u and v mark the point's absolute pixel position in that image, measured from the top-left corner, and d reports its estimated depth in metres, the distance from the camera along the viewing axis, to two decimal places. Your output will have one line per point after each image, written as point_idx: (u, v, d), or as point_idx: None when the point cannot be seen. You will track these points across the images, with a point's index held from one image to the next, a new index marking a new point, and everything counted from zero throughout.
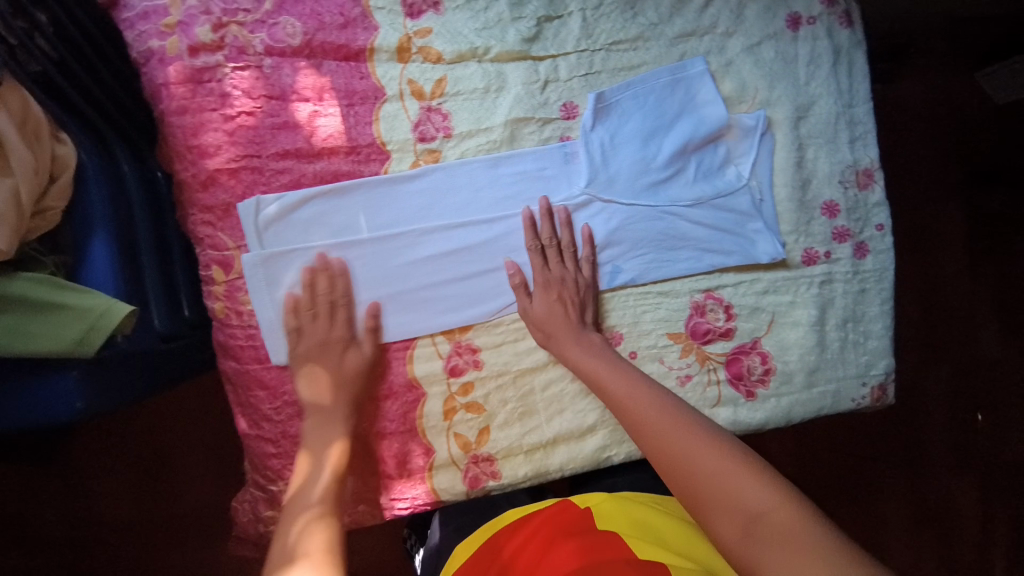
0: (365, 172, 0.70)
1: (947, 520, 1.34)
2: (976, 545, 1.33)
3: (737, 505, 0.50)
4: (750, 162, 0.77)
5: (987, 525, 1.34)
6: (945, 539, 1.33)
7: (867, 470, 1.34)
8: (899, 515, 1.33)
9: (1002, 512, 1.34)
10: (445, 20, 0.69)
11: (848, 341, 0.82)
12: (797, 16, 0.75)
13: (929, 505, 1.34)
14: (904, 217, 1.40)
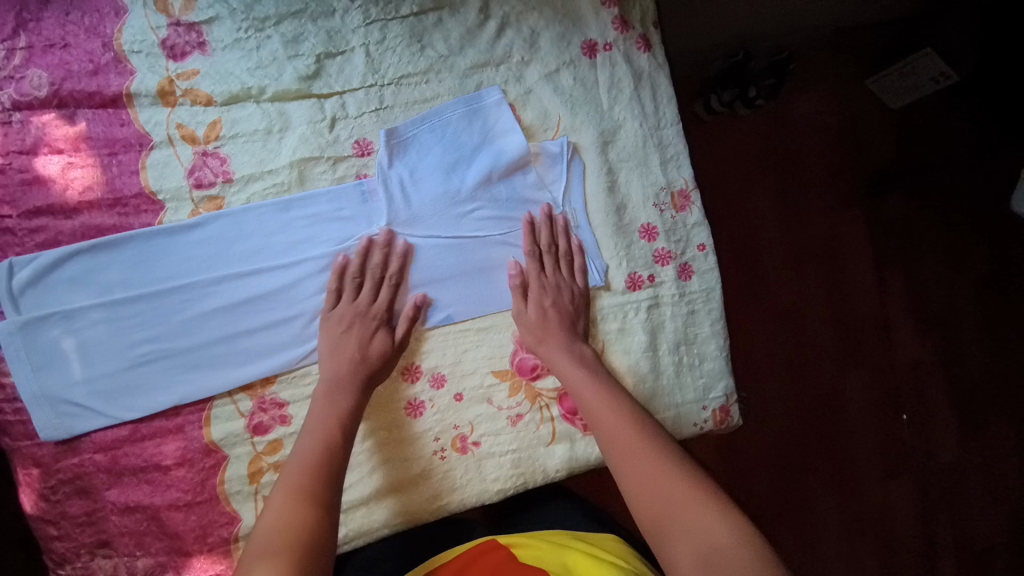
0: (134, 224, 0.65)
1: (884, 526, 1.36)
2: (916, 546, 1.36)
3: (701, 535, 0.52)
4: (562, 188, 0.75)
5: (925, 526, 1.37)
6: (868, 543, 1.34)
7: (800, 484, 1.34)
8: (834, 526, 1.34)
9: (940, 511, 1.38)
10: (213, 61, 0.66)
11: (683, 364, 0.79)
12: (593, 42, 0.75)
13: (863, 514, 1.35)
14: (805, 228, 1.46)
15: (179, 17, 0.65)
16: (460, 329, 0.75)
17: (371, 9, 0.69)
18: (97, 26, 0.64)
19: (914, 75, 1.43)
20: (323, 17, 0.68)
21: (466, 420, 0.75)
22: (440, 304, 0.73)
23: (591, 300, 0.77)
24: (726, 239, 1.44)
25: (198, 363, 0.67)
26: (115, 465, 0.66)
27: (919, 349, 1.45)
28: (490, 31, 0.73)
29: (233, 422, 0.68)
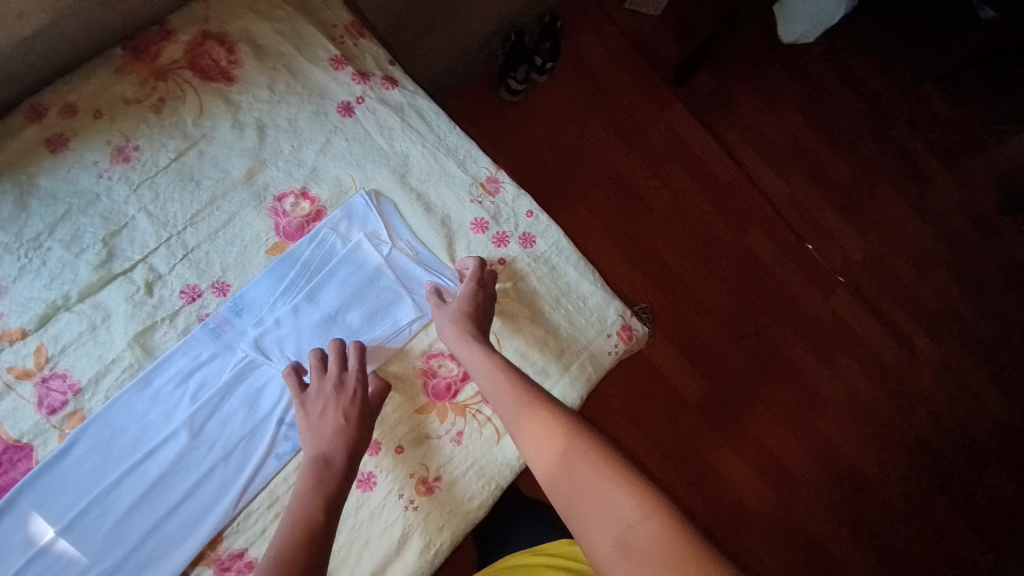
0: (15, 476, 0.65)
1: (846, 336, 1.72)
2: (871, 327, 1.73)
3: (615, 518, 0.54)
4: (383, 233, 0.81)
5: (872, 306, 1.75)
6: (838, 351, 1.70)
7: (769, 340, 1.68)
8: (807, 359, 1.69)
9: (871, 291, 1.77)
10: (10, 296, 0.67)
11: (570, 313, 0.87)
12: (346, 102, 0.82)
13: (827, 336, 1.71)
14: (656, 139, 1.77)
15: None
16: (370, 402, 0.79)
17: (131, 175, 0.73)
18: None
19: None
20: (91, 205, 0.71)
21: (418, 464, 0.79)
22: None
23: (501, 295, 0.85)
24: (597, 189, 1.70)
25: (142, 562, 0.66)
26: None
27: (788, 185, 1.81)
28: (252, 138, 0.78)
29: None
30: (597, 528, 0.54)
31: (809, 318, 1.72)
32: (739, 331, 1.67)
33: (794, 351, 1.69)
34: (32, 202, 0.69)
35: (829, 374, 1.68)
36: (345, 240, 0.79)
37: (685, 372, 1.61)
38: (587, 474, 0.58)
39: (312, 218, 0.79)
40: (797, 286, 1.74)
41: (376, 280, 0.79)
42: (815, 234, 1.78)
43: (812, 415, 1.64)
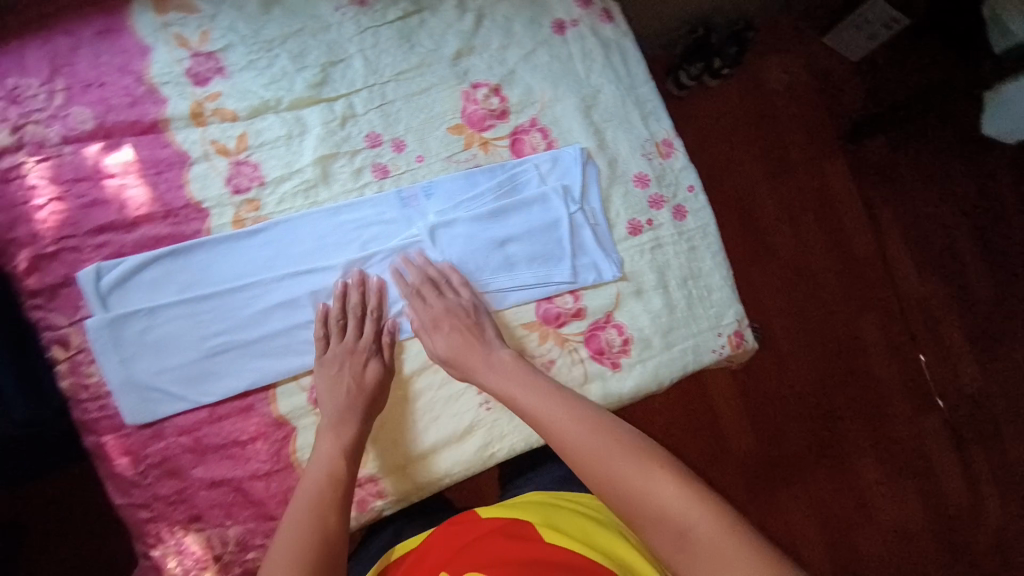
0: (187, 231, 0.73)
1: (918, 462, 1.59)
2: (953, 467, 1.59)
3: (670, 523, 0.56)
4: (578, 184, 0.83)
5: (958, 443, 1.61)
6: (903, 477, 1.57)
7: (838, 431, 1.58)
8: (872, 466, 1.57)
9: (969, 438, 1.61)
10: (232, 82, 0.75)
11: (693, 297, 0.86)
12: (561, 21, 0.84)
13: (902, 454, 1.58)
14: (806, 187, 1.69)
15: (197, 48, 0.74)
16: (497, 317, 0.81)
17: (362, 19, 0.79)
18: (127, 64, 0.72)
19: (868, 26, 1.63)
20: (321, 32, 0.78)
21: None
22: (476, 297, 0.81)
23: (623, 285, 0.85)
24: (729, 209, 1.64)
25: (262, 351, 0.74)
26: (199, 445, 0.72)
27: (924, 287, 1.69)
28: (470, 23, 0.82)
29: (296, 397, 0.75)
30: (656, 532, 0.57)
31: (889, 426, 1.60)
32: (812, 409, 1.58)
33: (861, 453, 1.57)
34: (277, 11, 0.77)
35: (885, 489, 1.56)
36: (541, 181, 0.83)
37: (741, 425, 1.53)
38: (637, 485, 0.58)
39: (496, 115, 0.82)
40: (890, 388, 1.62)
41: (553, 229, 0.83)
42: (931, 346, 1.66)
43: (855, 523, 1.53)
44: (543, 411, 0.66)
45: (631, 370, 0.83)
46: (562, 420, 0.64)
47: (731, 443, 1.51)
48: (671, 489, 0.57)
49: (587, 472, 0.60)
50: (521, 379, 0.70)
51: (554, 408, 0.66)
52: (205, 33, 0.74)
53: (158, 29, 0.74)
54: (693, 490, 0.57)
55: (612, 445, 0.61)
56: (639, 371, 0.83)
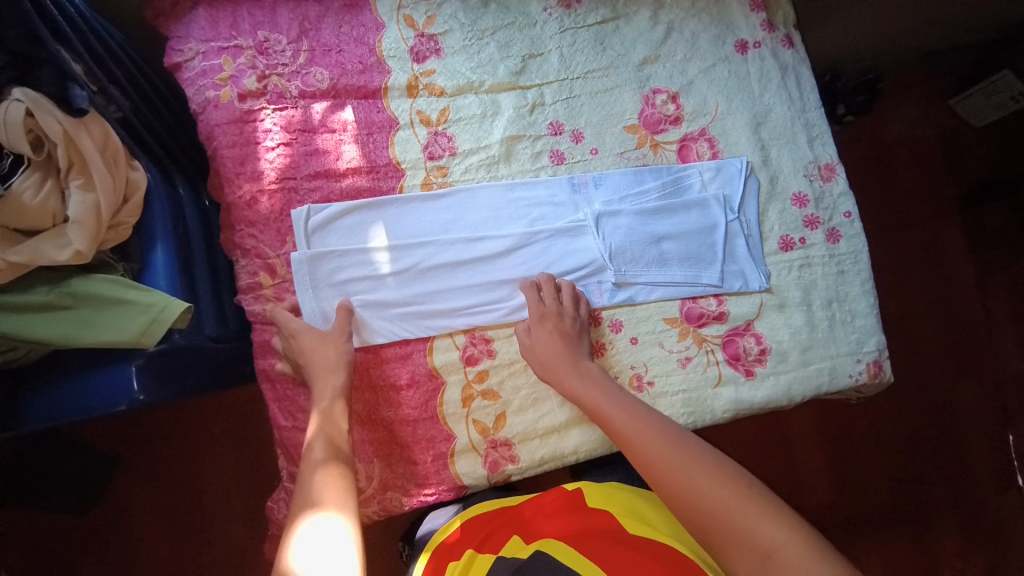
0: (383, 187, 0.81)
1: (1007, 550, 1.49)
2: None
3: (751, 544, 0.55)
4: (737, 194, 0.86)
5: None
6: (984, 560, 1.48)
7: (922, 500, 1.50)
8: (953, 543, 1.49)
9: None
10: (445, 62, 0.83)
11: (835, 320, 0.87)
12: (744, 41, 0.89)
13: (989, 537, 1.49)
14: (914, 245, 1.66)
15: (422, 30, 0.83)
16: (641, 310, 0.85)
17: (565, 20, 0.86)
18: (362, 37, 0.82)
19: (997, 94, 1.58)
20: (527, 27, 0.86)
21: (640, 362, 0.84)
22: (625, 287, 0.84)
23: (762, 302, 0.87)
24: None
25: (428, 306, 0.80)
26: (362, 381, 0.78)
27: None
28: (659, 34, 0.88)
29: (450, 353, 0.80)
30: (735, 553, 0.55)
31: (974, 504, 1.52)
32: (897, 474, 1.51)
33: (942, 526, 1.49)
34: (493, 6, 0.86)
35: (965, 570, 1.48)
36: (701, 187, 0.87)
37: (819, 476, 1.49)
38: (713, 503, 0.58)
39: (671, 120, 0.87)
40: (983, 465, 1.54)
41: (707, 233, 0.86)
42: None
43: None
44: (626, 424, 0.69)
45: (765, 380, 0.85)
46: (643, 436, 0.66)
47: (807, 492, 1.47)
48: (753, 512, 0.56)
49: (663, 487, 0.62)
50: (605, 392, 0.73)
51: (635, 422, 0.68)
52: (431, 18, 0.84)
53: (393, 9, 0.83)
54: (775, 515, 0.55)
55: (691, 463, 0.62)
56: (772, 382, 0.84)
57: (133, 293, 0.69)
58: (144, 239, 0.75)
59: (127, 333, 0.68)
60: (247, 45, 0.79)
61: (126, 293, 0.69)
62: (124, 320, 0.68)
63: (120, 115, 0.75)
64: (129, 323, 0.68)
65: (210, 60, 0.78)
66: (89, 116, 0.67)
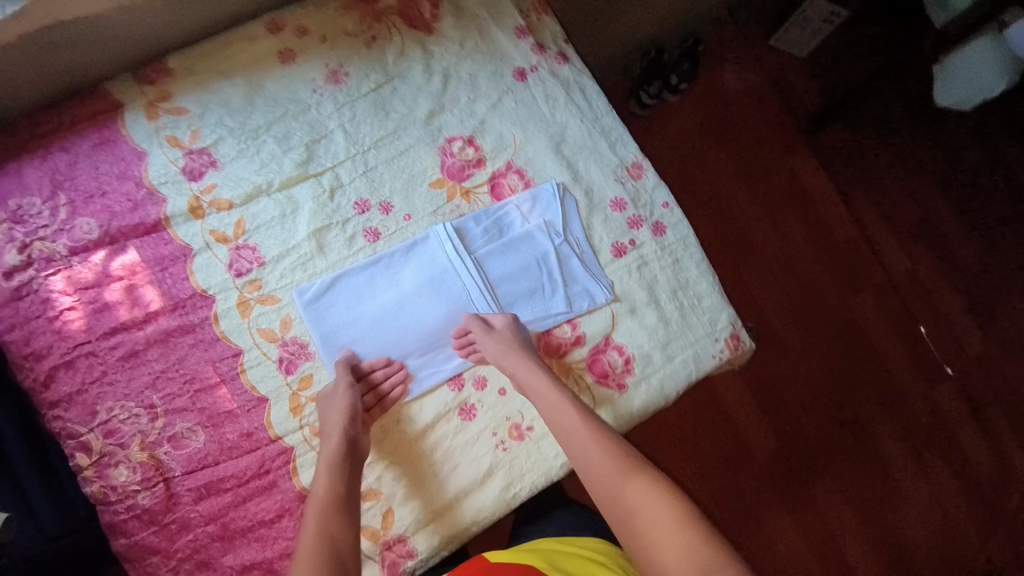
0: (194, 319, 0.76)
1: (939, 431, 1.58)
2: (970, 432, 1.59)
3: (672, 544, 0.60)
4: (558, 218, 0.87)
5: (976, 411, 1.60)
6: (926, 447, 1.56)
7: (853, 412, 1.57)
8: (892, 446, 1.55)
9: (983, 404, 1.61)
10: (225, 172, 0.79)
11: (685, 308, 0.89)
12: (522, 69, 0.90)
13: (921, 427, 1.58)
14: (778, 186, 1.72)
15: (190, 146, 0.79)
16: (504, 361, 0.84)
17: (339, 95, 0.84)
18: (125, 171, 0.77)
19: (811, 22, 1.69)
20: (302, 113, 0.83)
21: (515, 410, 0.83)
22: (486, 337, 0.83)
23: (614, 313, 0.87)
24: (705, 211, 1.68)
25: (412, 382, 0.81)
26: (226, 530, 0.72)
27: (913, 261, 1.70)
28: (438, 83, 0.87)
29: (317, 466, 0.76)
30: (654, 545, 0.61)
31: (901, 401, 1.59)
32: (824, 399, 1.57)
33: (880, 436, 1.56)
34: (259, 100, 0.82)
35: (912, 466, 1.55)
36: (522, 221, 0.86)
37: (754, 420, 1.52)
38: (648, 504, 0.64)
39: (474, 163, 0.87)
40: (900, 366, 1.62)
41: (543, 264, 0.85)
42: (928, 317, 1.66)
43: (880, 503, 1.51)
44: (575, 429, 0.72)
45: (637, 386, 0.85)
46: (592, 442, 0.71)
47: (750, 445, 1.50)
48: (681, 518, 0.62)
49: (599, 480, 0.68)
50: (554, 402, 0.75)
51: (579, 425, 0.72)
52: (196, 131, 0.79)
53: (152, 133, 0.78)
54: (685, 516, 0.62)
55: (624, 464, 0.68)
56: (645, 387, 0.85)
57: None
58: None
59: None
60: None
61: None
62: None
63: None
64: None
65: None
66: None
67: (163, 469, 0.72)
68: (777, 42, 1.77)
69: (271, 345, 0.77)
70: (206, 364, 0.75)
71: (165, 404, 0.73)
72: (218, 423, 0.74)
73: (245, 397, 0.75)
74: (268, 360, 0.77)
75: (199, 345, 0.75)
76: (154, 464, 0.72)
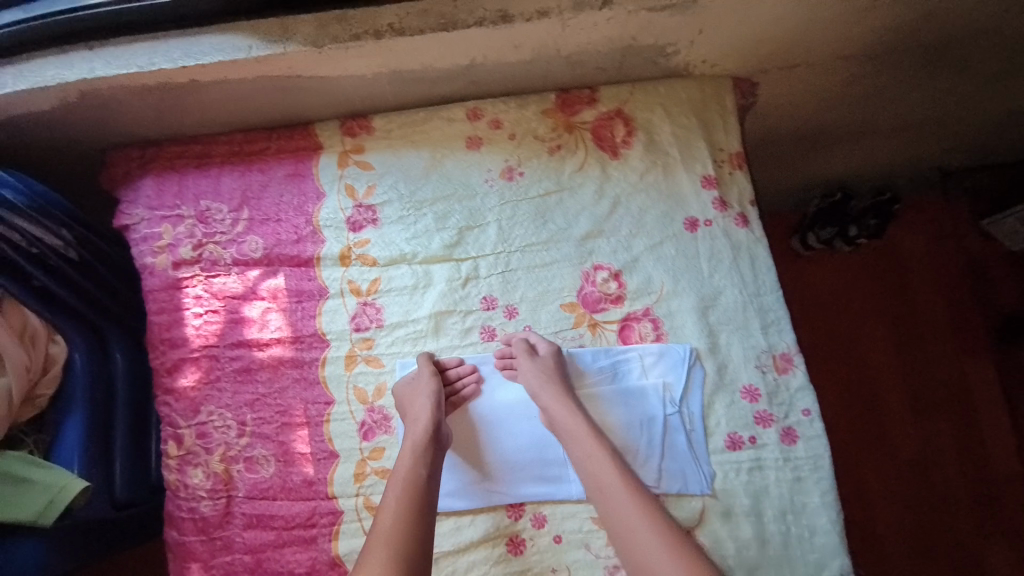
0: (305, 357, 0.79)
1: None
2: None
3: None
4: (678, 386, 0.79)
5: None
6: None
7: None
8: None
9: None
10: (381, 232, 0.83)
11: (790, 536, 0.75)
12: (695, 219, 0.85)
13: None
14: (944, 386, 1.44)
15: (361, 200, 0.84)
16: (569, 509, 0.77)
17: (506, 192, 0.85)
18: (302, 205, 0.83)
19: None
20: (467, 199, 0.85)
21: (563, 564, 0.75)
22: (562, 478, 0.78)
23: (704, 510, 0.76)
24: (838, 384, 1.47)
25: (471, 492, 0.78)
26: (259, 566, 0.74)
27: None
28: (604, 208, 0.85)
29: (355, 540, 0.74)
30: None
31: None
32: None
33: None
34: (434, 176, 0.85)
35: None
36: (639, 374, 0.80)
37: None
38: None
39: (612, 299, 0.83)
40: None
41: (646, 428, 0.79)
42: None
43: None
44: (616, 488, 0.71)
45: None
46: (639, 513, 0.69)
47: None
48: None
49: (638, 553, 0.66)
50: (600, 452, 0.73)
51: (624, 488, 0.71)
52: (371, 187, 0.84)
53: (335, 178, 0.84)
54: None
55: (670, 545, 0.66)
56: None
57: (35, 471, 0.70)
58: (61, 411, 0.77)
59: (24, 513, 0.68)
60: (189, 215, 0.82)
61: (31, 472, 0.70)
62: (21, 500, 0.69)
63: (42, 287, 0.75)
64: (28, 503, 0.69)
65: (153, 227, 0.82)
66: (9, 307, 0.73)
67: (230, 486, 0.76)
68: (991, 225, 1.42)
69: (359, 406, 0.79)
70: (300, 401, 0.78)
71: (254, 425, 0.78)
72: (290, 462, 0.77)
73: (321, 445, 0.77)
74: (352, 419, 0.78)
75: (301, 382, 0.79)
76: (224, 478, 0.76)
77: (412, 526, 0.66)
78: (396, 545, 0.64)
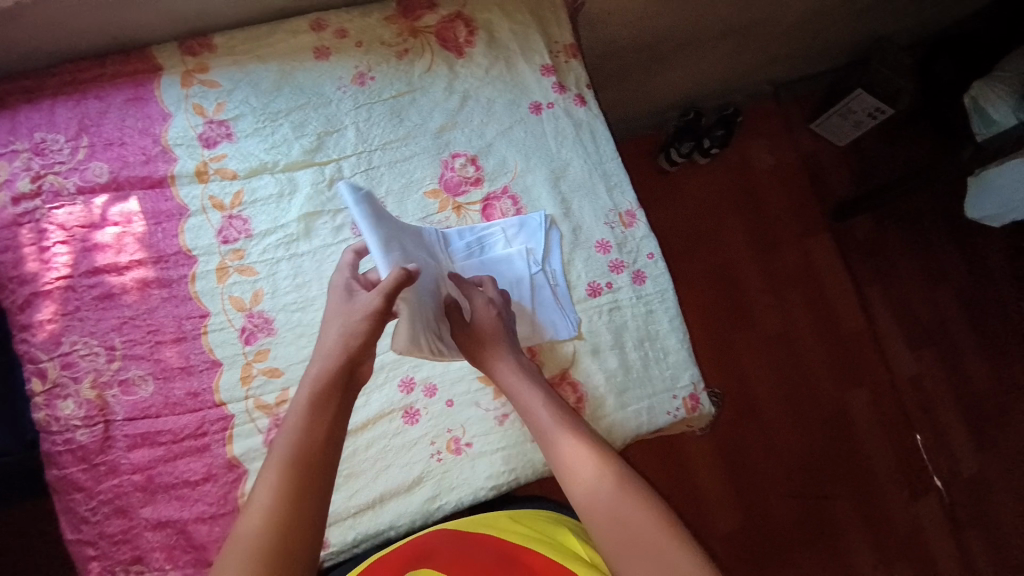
0: (172, 275, 0.80)
1: (918, 546, 1.52)
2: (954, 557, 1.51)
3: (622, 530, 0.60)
4: (540, 248, 0.88)
5: (962, 538, 1.53)
6: (903, 561, 1.50)
7: (830, 509, 1.52)
8: (866, 553, 1.49)
9: (973, 530, 1.54)
10: (237, 145, 0.84)
11: (649, 358, 0.89)
12: (539, 103, 0.94)
13: (897, 538, 1.51)
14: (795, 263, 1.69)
15: (212, 116, 0.84)
16: (456, 374, 0.85)
17: (360, 95, 0.89)
18: (148, 127, 0.83)
19: (852, 115, 1.64)
20: (322, 106, 0.87)
21: (457, 423, 0.84)
22: None
23: (574, 352, 0.87)
24: (710, 274, 1.66)
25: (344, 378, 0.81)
26: (150, 483, 0.75)
27: (912, 362, 1.65)
28: (455, 102, 0.91)
29: (251, 439, 0.77)
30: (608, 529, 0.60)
31: (885, 511, 1.53)
32: (802, 487, 1.52)
33: (855, 540, 1.50)
34: (286, 87, 0.87)
35: None
36: (502, 244, 0.88)
37: (723, 497, 1.50)
38: (608, 494, 0.62)
39: (472, 181, 0.90)
40: (886, 471, 1.56)
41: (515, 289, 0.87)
42: (926, 427, 1.60)
43: None
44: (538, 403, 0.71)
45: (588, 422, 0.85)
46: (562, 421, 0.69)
47: (714, 519, 1.48)
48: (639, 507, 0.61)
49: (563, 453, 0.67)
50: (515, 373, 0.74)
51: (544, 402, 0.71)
52: (220, 104, 0.85)
53: (181, 99, 0.84)
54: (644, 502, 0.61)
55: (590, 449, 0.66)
56: (592, 429, 0.85)
57: None
58: None
59: None
60: (24, 148, 0.79)
61: None
62: None
63: None
64: None
65: None
66: None
67: (107, 411, 0.76)
68: (818, 127, 1.73)
69: (237, 314, 0.80)
70: (173, 319, 0.79)
71: (125, 348, 0.77)
72: (170, 377, 0.77)
73: (199, 358, 0.78)
74: (231, 327, 0.80)
75: (171, 301, 0.79)
76: (99, 404, 0.75)
77: (315, 443, 0.60)
78: (295, 464, 0.58)
